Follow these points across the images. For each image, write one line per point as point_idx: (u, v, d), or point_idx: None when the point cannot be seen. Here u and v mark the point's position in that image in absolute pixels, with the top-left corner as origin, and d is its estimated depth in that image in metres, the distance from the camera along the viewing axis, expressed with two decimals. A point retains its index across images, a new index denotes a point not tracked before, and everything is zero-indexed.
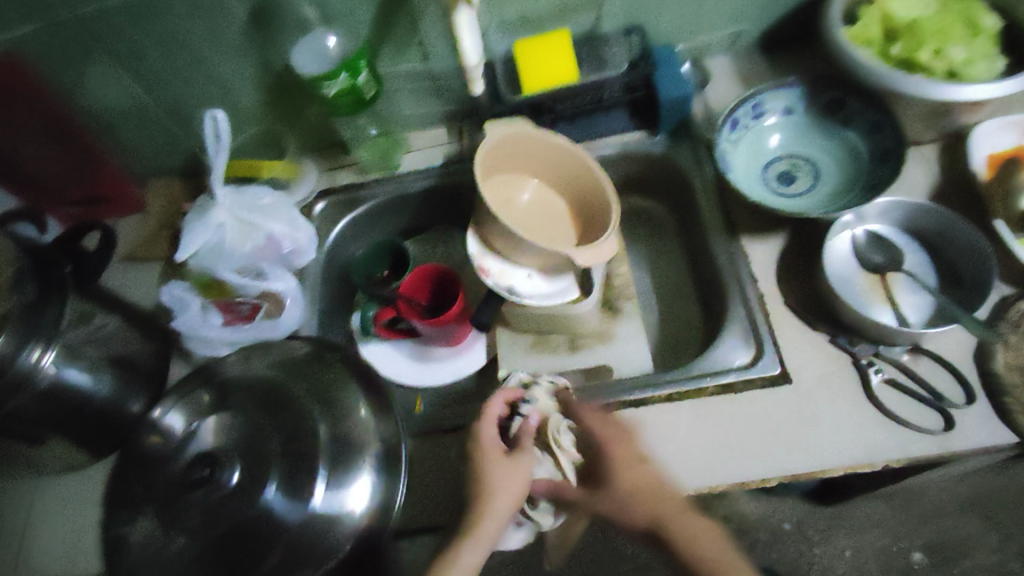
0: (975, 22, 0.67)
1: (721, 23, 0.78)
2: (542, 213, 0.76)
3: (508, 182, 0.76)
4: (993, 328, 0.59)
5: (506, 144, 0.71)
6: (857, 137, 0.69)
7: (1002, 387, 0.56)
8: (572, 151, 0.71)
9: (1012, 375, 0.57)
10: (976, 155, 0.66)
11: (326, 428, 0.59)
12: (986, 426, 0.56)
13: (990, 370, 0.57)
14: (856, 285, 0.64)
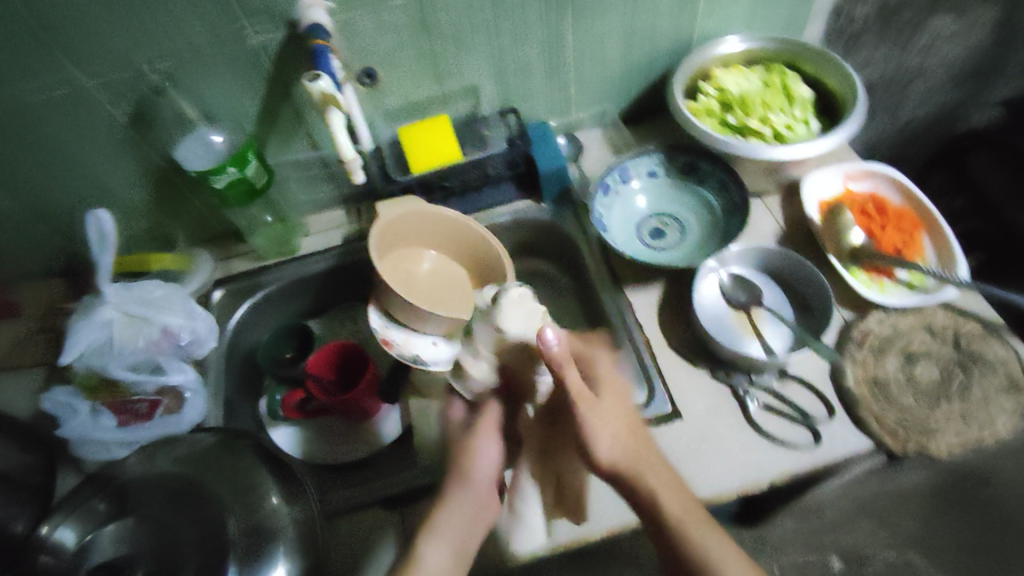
0: (792, 91, 0.80)
1: (587, 102, 0.89)
2: (445, 282, 0.80)
3: (408, 255, 0.80)
4: (843, 348, 0.68)
5: (401, 221, 0.75)
6: (710, 195, 0.79)
7: (856, 398, 0.65)
8: (464, 225, 0.76)
9: (862, 387, 0.65)
10: (811, 203, 0.78)
11: (239, 521, 0.58)
12: (850, 435, 0.63)
13: (844, 386, 0.66)
14: (727, 324, 0.72)
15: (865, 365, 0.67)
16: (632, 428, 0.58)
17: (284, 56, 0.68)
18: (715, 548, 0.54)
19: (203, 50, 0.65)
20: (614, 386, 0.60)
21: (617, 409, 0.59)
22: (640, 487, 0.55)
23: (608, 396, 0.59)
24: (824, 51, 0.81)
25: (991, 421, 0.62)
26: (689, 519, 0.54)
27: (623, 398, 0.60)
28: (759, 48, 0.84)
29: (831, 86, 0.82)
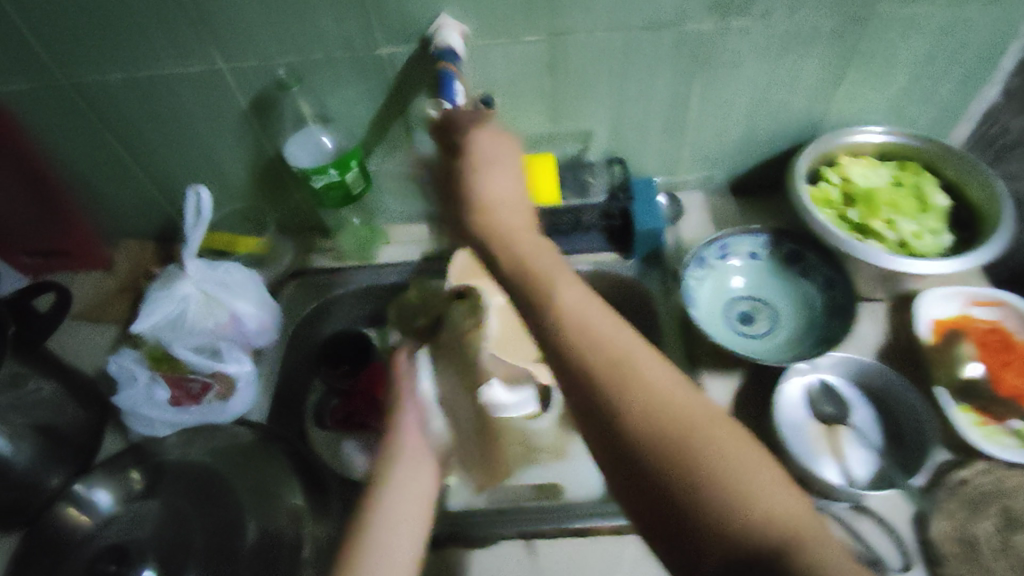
0: (927, 197, 0.74)
1: (695, 166, 0.85)
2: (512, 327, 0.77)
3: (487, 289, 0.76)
4: (932, 494, 0.60)
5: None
6: (814, 290, 0.72)
7: (939, 555, 0.57)
8: None
9: (948, 545, 0.58)
10: (923, 321, 0.70)
11: (258, 524, 0.61)
12: None
13: (927, 537, 0.58)
14: (806, 436, 0.65)
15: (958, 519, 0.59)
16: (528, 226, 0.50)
17: (407, 72, 0.68)
18: (653, 380, 0.39)
19: (335, 56, 0.66)
20: (499, 182, 0.54)
21: (505, 215, 0.51)
22: (552, 311, 0.43)
23: (498, 200, 0.52)
24: (972, 160, 0.74)
25: None
26: (615, 357, 0.41)
27: (510, 194, 0.53)
28: (897, 143, 0.78)
29: (971, 200, 0.74)
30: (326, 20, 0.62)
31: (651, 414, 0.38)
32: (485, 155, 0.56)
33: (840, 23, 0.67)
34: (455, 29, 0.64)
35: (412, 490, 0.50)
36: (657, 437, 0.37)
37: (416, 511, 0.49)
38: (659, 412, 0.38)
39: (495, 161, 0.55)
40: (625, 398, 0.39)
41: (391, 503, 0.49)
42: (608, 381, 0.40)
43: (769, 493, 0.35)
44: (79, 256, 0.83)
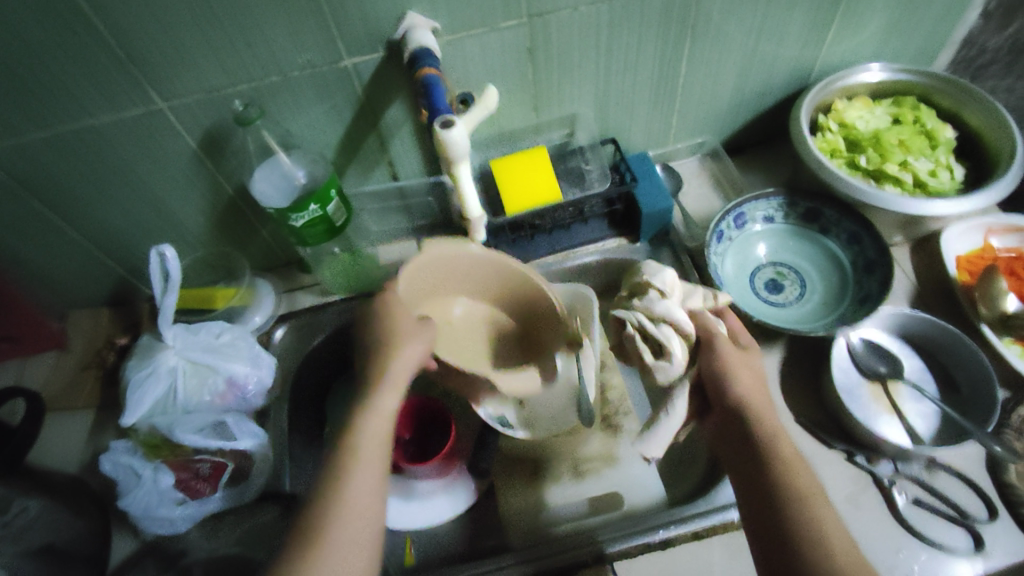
0: (931, 132, 0.72)
1: (687, 132, 0.80)
2: (482, 335, 0.64)
3: (434, 304, 0.62)
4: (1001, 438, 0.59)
5: (437, 264, 0.58)
6: (837, 246, 0.70)
7: (1019, 498, 0.57)
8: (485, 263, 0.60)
9: None
10: (949, 260, 0.68)
11: None
12: (1014, 538, 0.55)
13: (1004, 481, 0.58)
14: (863, 396, 0.63)
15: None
16: (754, 365, 0.53)
17: (375, 82, 0.60)
18: (822, 513, 0.44)
19: (293, 76, 0.58)
20: (748, 377, 0.51)
21: (743, 353, 0.53)
22: (759, 421, 0.49)
23: (749, 393, 0.50)
24: (969, 86, 0.72)
25: None
26: (801, 470, 0.46)
27: (752, 354, 0.53)
28: (892, 79, 0.75)
29: (975, 127, 0.72)
30: (277, 38, 0.54)
31: (814, 540, 0.43)
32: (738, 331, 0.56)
33: None
34: (426, 28, 0.56)
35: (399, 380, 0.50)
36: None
37: (379, 451, 0.48)
38: (818, 527, 0.44)
39: (752, 351, 0.54)
40: (824, 539, 0.43)
41: (384, 399, 0.49)
42: (787, 496, 0.45)
43: None
44: (31, 340, 0.73)
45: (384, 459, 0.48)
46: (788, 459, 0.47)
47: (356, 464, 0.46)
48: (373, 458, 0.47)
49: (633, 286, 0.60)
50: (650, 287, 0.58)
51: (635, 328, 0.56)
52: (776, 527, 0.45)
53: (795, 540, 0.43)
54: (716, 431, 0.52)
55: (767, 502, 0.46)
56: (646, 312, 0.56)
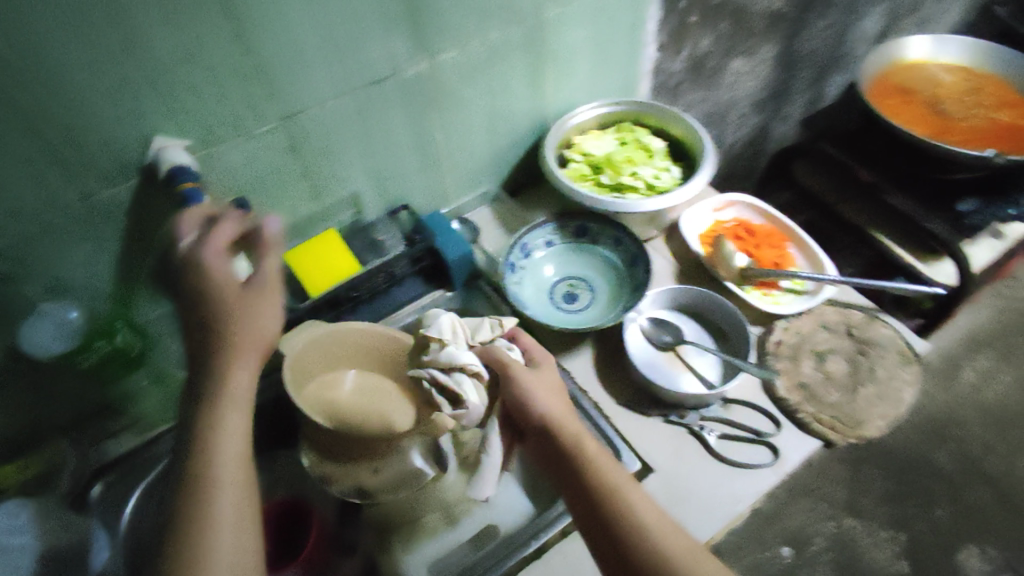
0: (648, 145, 0.88)
1: (464, 187, 0.89)
2: (364, 408, 0.68)
3: (323, 381, 0.69)
4: (766, 363, 0.73)
5: (321, 346, 0.68)
6: (607, 250, 0.83)
7: (792, 406, 0.70)
8: (370, 337, 0.69)
9: (794, 394, 0.71)
10: (691, 241, 0.84)
11: None
12: (798, 438, 0.68)
13: (779, 396, 0.71)
14: (662, 366, 0.74)
15: (788, 370, 0.73)
16: (551, 383, 0.64)
17: (140, 207, 0.61)
18: (624, 487, 0.56)
19: (48, 222, 0.56)
20: (547, 395, 0.62)
21: (540, 377, 0.64)
22: (563, 430, 0.60)
23: (548, 407, 0.61)
24: (666, 106, 0.90)
25: (899, 391, 0.72)
26: (603, 460, 0.58)
27: (548, 374, 0.65)
28: (608, 112, 0.91)
29: (679, 135, 0.91)
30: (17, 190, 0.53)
31: (623, 509, 0.54)
32: (537, 354, 0.67)
33: (529, 34, 0.76)
34: (177, 147, 0.58)
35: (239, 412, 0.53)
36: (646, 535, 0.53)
37: (241, 502, 0.50)
38: (623, 499, 0.55)
39: (543, 365, 0.66)
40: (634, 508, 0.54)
41: (229, 419, 0.52)
42: (596, 483, 0.56)
43: (677, 549, 0.52)
44: None
45: (245, 516, 0.50)
46: (594, 452, 0.58)
47: (213, 528, 0.48)
48: (232, 517, 0.49)
49: (418, 342, 0.66)
50: (431, 340, 0.64)
51: (430, 383, 0.62)
52: (593, 508, 0.55)
53: (616, 517, 0.54)
54: (533, 445, 0.62)
55: (583, 492, 0.56)
56: (437, 365, 0.62)
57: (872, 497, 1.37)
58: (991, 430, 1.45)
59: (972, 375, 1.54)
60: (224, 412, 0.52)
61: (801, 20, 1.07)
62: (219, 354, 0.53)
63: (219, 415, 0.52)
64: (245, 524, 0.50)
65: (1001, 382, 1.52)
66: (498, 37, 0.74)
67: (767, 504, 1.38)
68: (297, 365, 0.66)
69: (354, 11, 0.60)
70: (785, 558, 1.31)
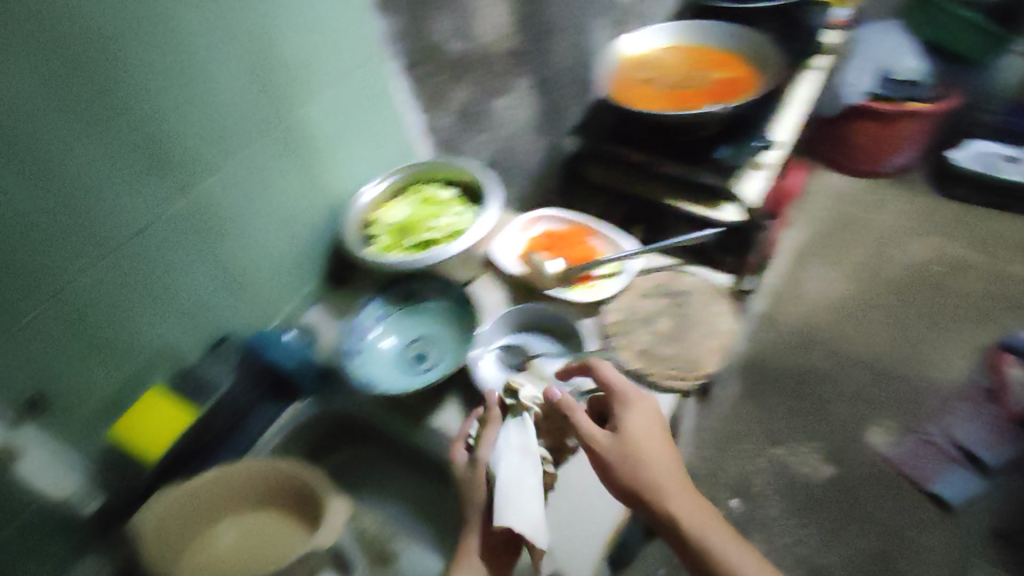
0: (440, 198, 0.93)
1: (287, 296, 0.90)
2: (250, 549, 0.67)
3: (197, 544, 0.67)
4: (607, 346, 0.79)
5: (181, 502, 0.64)
6: (437, 302, 0.85)
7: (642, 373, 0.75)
8: (225, 475, 0.67)
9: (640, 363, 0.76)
10: (511, 265, 0.88)
11: None
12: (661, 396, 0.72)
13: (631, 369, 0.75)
14: (523, 386, 0.76)
15: (626, 346, 0.78)
16: (651, 434, 0.63)
17: None
18: (727, 550, 0.58)
19: None
20: (651, 454, 0.61)
21: (642, 439, 0.62)
22: (665, 499, 0.59)
23: (657, 468, 0.60)
24: (443, 158, 0.96)
25: (717, 323, 0.80)
26: (705, 523, 0.59)
27: (645, 425, 0.63)
28: (395, 181, 0.95)
29: (465, 179, 0.96)
30: None
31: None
32: (624, 395, 0.65)
33: (284, 142, 0.80)
34: None
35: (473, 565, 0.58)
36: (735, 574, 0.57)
37: None
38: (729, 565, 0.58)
39: (637, 411, 0.64)
40: (727, 561, 0.58)
41: None
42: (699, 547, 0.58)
43: None
44: None
45: None
46: (694, 516, 0.59)
47: None
48: None
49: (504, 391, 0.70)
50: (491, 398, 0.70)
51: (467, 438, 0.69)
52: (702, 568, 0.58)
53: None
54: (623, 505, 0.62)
55: (684, 543, 0.59)
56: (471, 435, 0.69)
57: (780, 420, 1.48)
58: (845, 322, 1.63)
59: (812, 283, 1.73)
60: None
61: (543, 51, 1.20)
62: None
63: None
64: None
65: (834, 279, 1.73)
66: (253, 153, 0.77)
67: (700, 466, 1.43)
68: (159, 539, 0.63)
69: (95, 177, 0.61)
70: (734, 508, 1.36)
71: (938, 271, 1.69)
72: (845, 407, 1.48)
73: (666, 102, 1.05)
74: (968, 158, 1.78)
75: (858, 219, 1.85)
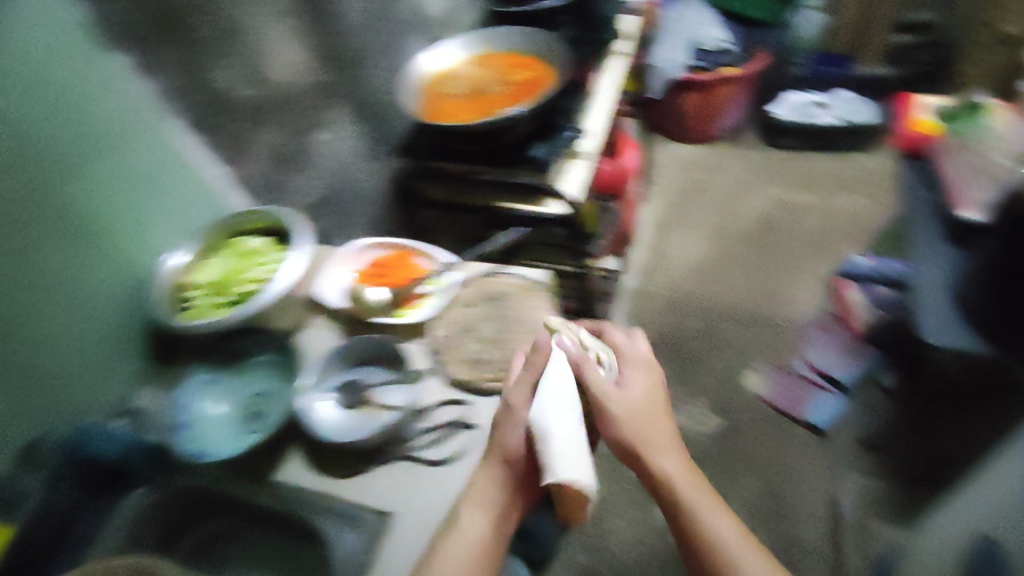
0: (253, 247, 0.91)
1: (104, 383, 0.84)
2: None
3: None
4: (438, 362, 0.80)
5: None
6: (266, 354, 0.82)
7: (473, 383, 0.77)
8: None
9: (469, 373, 0.78)
10: (335, 301, 0.87)
11: None
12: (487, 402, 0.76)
13: (460, 382, 0.77)
14: (360, 421, 0.75)
15: (451, 359, 0.79)
16: (651, 402, 0.76)
17: None
18: (703, 505, 0.71)
19: None
20: (646, 418, 0.75)
21: (641, 406, 0.75)
22: (654, 459, 0.73)
23: (649, 428, 0.74)
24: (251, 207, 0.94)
25: (536, 316, 0.84)
26: (688, 485, 0.72)
27: (646, 392, 0.76)
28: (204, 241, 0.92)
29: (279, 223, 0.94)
30: None
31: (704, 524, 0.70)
32: (629, 360, 0.78)
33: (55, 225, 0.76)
34: None
35: (485, 496, 0.66)
36: (703, 522, 0.70)
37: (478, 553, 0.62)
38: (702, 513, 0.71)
39: (638, 380, 0.77)
40: (697, 510, 0.71)
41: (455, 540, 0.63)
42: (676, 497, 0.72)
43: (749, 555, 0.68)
44: None
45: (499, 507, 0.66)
46: (676, 474, 0.73)
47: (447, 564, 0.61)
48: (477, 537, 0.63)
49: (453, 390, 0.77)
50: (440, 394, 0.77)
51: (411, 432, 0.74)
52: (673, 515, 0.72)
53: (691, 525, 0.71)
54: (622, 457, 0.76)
55: (665, 492, 0.73)
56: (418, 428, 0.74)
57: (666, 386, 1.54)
58: (709, 281, 1.72)
59: (676, 250, 1.82)
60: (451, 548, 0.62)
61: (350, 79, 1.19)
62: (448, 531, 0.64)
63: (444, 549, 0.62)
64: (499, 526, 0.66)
65: (694, 243, 1.82)
66: (25, 234, 0.72)
67: None
68: None
69: None
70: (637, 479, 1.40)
71: (779, 218, 1.82)
72: (720, 360, 1.56)
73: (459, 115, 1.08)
74: (788, 111, 1.94)
75: (705, 181, 1.96)
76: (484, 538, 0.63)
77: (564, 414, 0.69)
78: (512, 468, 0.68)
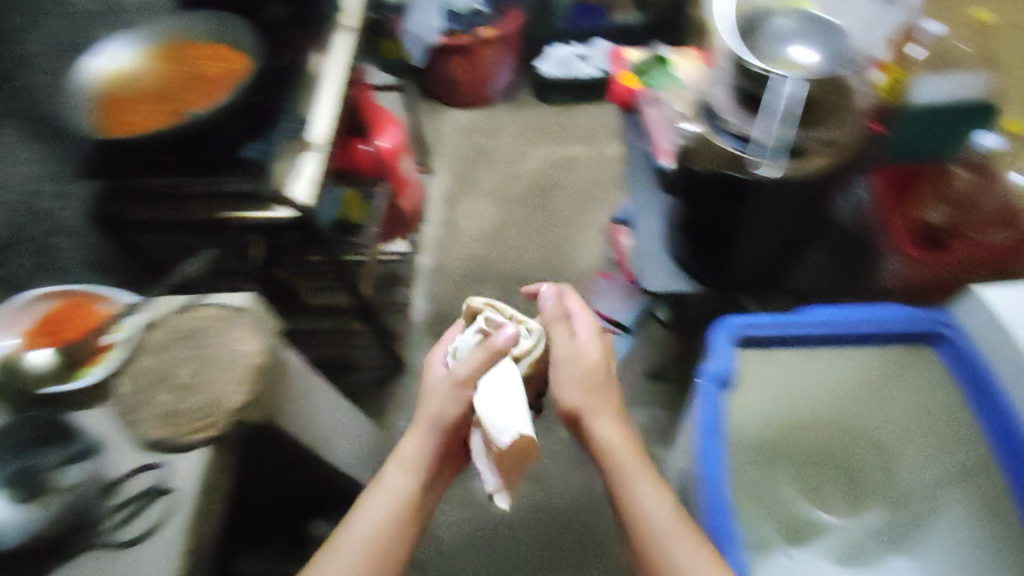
0: None
1: None
2: None
3: None
4: (131, 422, 0.65)
5: None
6: None
7: (169, 438, 0.64)
8: None
9: (161, 428, 0.65)
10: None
11: None
12: (185, 456, 0.63)
13: (152, 441, 0.64)
14: (18, 524, 0.56)
15: (144, 418, 0.66)
16: (594, 374, 0.84)
17: None
18: (635, 475, 0.77)
19: None
20: (579, 386, 0.83)
21: (581, 380, 0.83)
22: (593, 423, 0.81)
23: (580, 398, 0.83)
24: None
25: (238, 338, 0.71)
26: (623, 452, 0.79)
27: (591, 362, 0.84)
28: None
29: None
30: None
31: (632, 494, 0.76)
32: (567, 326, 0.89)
33: None
34: None
35: (407, 459, 0.84)
36: (631, 491, 0.76)
37: (395, 507, 0.81)
38: (632, 480, 0.77)
39: (576, 345, 0.86)
40: (625, 476, 0.78)
41: (376, 493, 0.82)
42: (608, 461, 0.79)
43: (691, 529, 0.72)
44: None
45: (411, 475, 0.83)
46: (611, 439, 0.80)
47: (354, 516, 0.80)
48: (390, 498, 0.81)
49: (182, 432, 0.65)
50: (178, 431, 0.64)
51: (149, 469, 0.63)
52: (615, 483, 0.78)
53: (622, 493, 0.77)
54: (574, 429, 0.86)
55: (602, 458, 0.80)
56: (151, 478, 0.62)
57: None
58: (497, 247, 1.74)
59: (465, 221, 1.79)
60: (365, 509, 0.81)
61: None
62: (373, 489, 0.83)
63: (356, 511, 0.81)
64: (404, 490, 0.82)
65: (481, 211, 1.81)
66: None
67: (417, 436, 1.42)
68: None
69: None
70: None
71: (554, 173, 1.88)
72: None
73: (108, 119, 0.99)
74: (551, 66, 1.98)
75: (484, 147, 1.95)
76: (407, 496, 0.82)
77: (498, 379, 0.81)
78: (442, 433, 0.85)
